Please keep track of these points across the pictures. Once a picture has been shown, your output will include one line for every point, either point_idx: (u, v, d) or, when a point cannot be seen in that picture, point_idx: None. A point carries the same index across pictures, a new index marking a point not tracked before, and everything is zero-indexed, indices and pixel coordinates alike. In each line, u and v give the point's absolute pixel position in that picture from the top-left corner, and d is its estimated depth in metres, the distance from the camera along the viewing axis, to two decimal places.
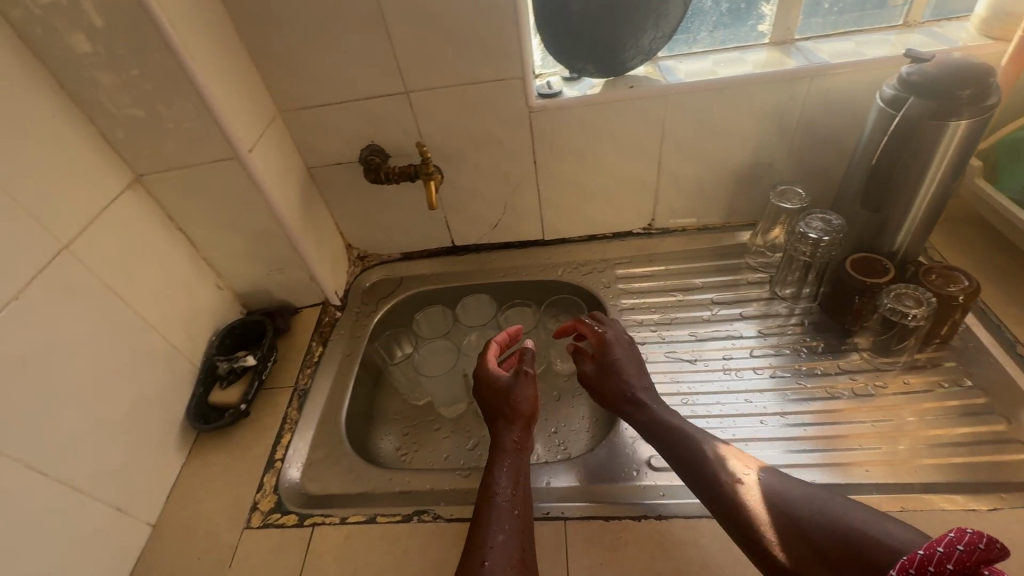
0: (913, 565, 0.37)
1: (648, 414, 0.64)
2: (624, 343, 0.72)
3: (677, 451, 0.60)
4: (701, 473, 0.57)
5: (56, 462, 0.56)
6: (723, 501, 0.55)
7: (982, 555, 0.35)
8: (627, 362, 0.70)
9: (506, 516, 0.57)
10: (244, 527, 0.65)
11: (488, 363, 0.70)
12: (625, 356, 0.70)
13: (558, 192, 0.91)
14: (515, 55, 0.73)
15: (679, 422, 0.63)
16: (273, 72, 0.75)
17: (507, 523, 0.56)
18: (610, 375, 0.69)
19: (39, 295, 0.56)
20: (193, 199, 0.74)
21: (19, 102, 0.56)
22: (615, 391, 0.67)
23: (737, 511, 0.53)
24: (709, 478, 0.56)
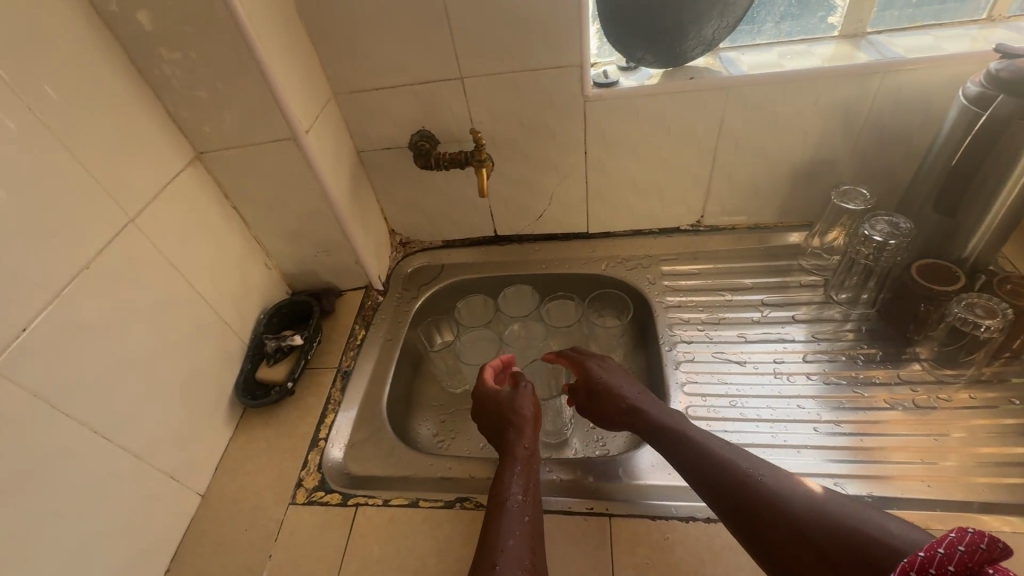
0: (913, 568, 0.35)
1: (647, 422, 0.64)
2: (604, 362, 0.73)
3: (683, 453, 0.59)
4: (705, 479, 0.56)
5: (120, 428, 0.58)
6: (729, 502, 0.53)
7: (984, 556, 0.33)
8: (608, 377, 0.69)
9: (518, 519, 0.56)
10: (289, 502, 0.66)
11: (484, 393, 0.72)
12: (611, 373, 0.70)
13: (607, 185, 0.89)
14: (574, 42, 0.72)
15: (682, 424, 0.62)
16: (331, 55, 0.76)
17: (518, 527, 0.55)
18: (599, 396, 0.69)
19: (108, 265, 0.57)
20: (249, 178, 0.75)
21: (95, 77, 0.57)
22: (614, 407, 0.67)
23: (744, 512, 0.51)
24: (715, 480, 0.55)
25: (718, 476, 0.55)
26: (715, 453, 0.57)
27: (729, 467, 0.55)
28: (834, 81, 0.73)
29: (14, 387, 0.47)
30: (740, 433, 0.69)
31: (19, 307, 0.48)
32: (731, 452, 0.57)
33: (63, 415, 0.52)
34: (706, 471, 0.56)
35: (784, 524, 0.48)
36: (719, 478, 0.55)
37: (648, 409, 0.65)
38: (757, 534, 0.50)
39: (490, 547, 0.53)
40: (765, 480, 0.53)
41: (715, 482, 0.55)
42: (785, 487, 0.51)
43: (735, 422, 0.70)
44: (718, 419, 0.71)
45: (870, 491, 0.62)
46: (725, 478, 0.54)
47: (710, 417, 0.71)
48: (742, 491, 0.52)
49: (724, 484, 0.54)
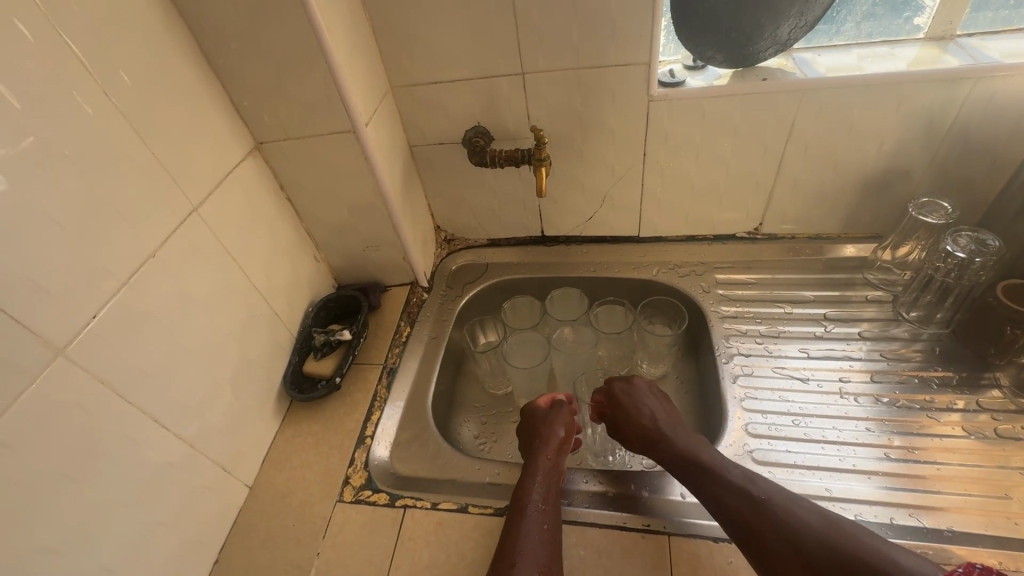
0: None
1: (664, 447, 0.62)
2: (630, 384, 0.71)
3: (695, 477, 0.57)
4: (718, 501, 0.54)
5: (178, 417, 0.57)
6: (737, 523, 0.52)
7: None
8: (629, 403, 0.68)
9: (537, 531, 0.55)
10: (337, 500, 0.66)
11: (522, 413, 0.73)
12: (632, 399, 0.68)
13: (663, 188, 0.86)
14: (644, 40, 0.69)
15: (696, 446, 0.60)
16: (392, 47, 0.74)
17: (536, 534, 0.55)
18: (621, 424, 0.68)
19: (174, 254, 0.57)
20: (306, 170, 0.74)
21: (168, 65, 0.57)
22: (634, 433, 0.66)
23: (755, 539, 0.50)
24: (727, 503, 0.53)
25: (729, 498, 0.53)
26: (728, 475, 0.55)
27: (742, 490, 0.53)
28: (919, 86, 0.69)
29: (82, 373, 0.47)
30: (805, 455, 0.66)
31: (91, 293, 0.48)
32: (744, 474, 0.55)
33: (127, 403, 0.51)
34: (717, 494, 0.54)
35: (796, 553, 0.48)
36: (729, 501, 0.53)
37: (670, 432, 0.63)
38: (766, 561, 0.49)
39: (504, 558, 0.52)
40: (777, 504, 0.51)
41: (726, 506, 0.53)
42: (799, 513, 0.50)
43: (800, 442, 0.67)
44: (781, 438, 0.68)
45: (949, 525, 0.58)
46: (735, 500, 0.53)
47: (772, 435, 0.68)
48: (753, 515, 0.51)
49: (734, 507, 0.53)
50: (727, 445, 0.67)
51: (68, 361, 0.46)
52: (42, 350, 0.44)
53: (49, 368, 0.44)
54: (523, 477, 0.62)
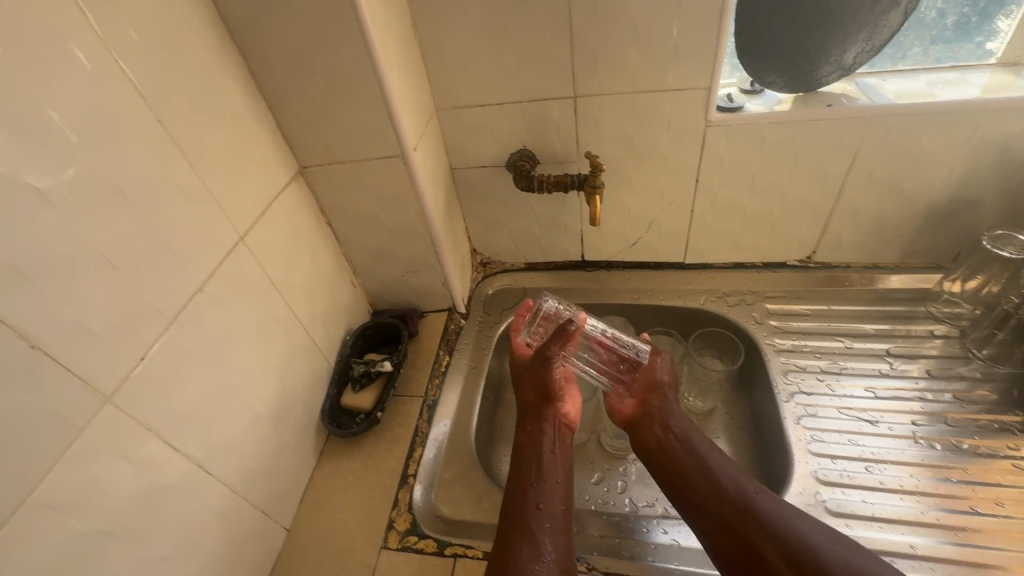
0: None
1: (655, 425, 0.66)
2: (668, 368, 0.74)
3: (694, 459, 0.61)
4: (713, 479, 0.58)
5: (221, 461, 0.54)
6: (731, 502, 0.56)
7: None
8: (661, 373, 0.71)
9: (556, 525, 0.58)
10: (381, 546, 0.62)
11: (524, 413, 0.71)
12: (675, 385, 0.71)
13: (713, 214, 0.83)
14: (707, 63, 0.66)
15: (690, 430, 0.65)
16: (441, 69, 0.72)
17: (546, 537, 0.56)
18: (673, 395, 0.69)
19: (219, 287, 0.54)
20: (348, 194, 0.72)
21: (219, 88, 0.54)
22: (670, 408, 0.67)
23: (745, 513, 0.55)
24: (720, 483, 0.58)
25: (720, 481, 0.58)
26: (720, 468, 0.59)
27: (727, 489, 0.57)
28: (996, 114, 0.65)
29: (128, 420, 0.44)
30: (883, 506, 0.62)
31: (141, 333, 0.45)
32: (731, 471, 0.59)
33: (172, 449, 0.48)
34: (711, 477, 0.59)
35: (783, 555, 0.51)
36: (716, 500, 0.57)
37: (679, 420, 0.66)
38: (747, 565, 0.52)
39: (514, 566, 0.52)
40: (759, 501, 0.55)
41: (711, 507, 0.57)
42: (783, 515, 0.54)
43: (875, 491, 0.63)
44: (855, 487, 0.63)
45: None
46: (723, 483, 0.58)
47: (846, 484, 0.64)
48: (743, 514, 0.55)
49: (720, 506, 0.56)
50: (798, 491, 0.64)
51: (116, 409, 0.43)
52: (89, 399, 0.41)
53: (97, 415, 0.41)
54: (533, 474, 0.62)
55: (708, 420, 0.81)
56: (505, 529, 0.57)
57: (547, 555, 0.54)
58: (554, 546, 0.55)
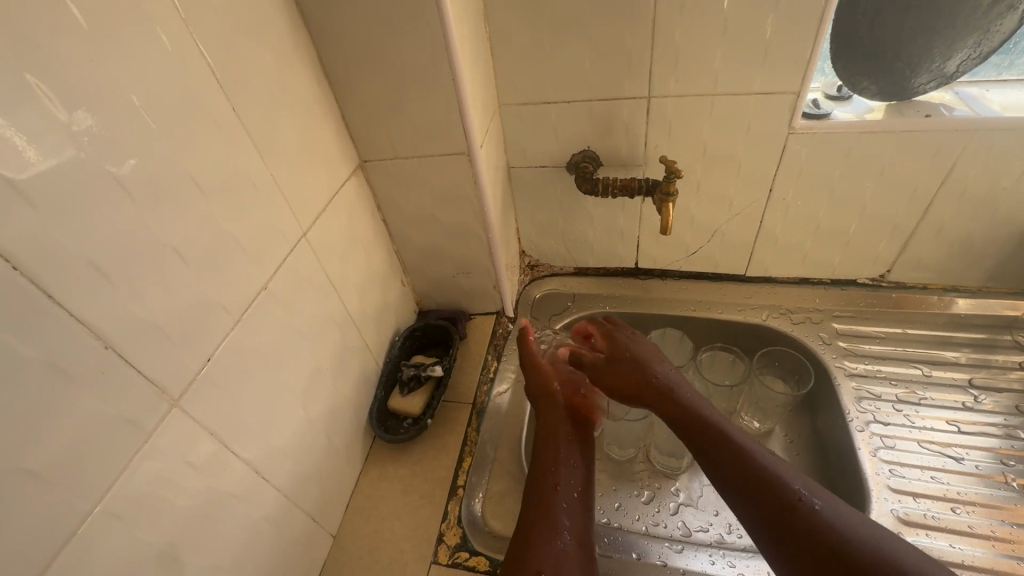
0: None
1: (659, 395, 0.59)
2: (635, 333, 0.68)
3: (698, 428, 0.54)
4: (726, 453, 0.51)
5: (276, 466, 0.52)
6: (764, 495, 0.47)
7: None
8: (645, 350, 0.64)
9: (573, 508, 0.58)
10: (431, 561, 0.60)
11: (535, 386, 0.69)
12: (639, 349, 0.65)
13: (783, 226, 0.78)
14: (798, 66, 0.62)
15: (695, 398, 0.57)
16: (510, 63, 0.68)
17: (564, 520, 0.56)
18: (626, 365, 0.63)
19: (281, 285, 0.52)
20: (407, 190, 0.69)
21: (290, 77, 0.52)
22: (634, 377, 0.61)
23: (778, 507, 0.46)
24: (736, 459, 0.50)
25: (736, 456, 0.50)
26: (736, 441, 0.51)
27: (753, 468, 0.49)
28: None
29: (195, 425, 0.42)
30: (973, 552, 0.58)
31: (207, 332, 0.43)
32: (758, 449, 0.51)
33: (233, 454, 0.46)
34: (721, 450, 0.51)
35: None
36: (761, 496, 0.47)
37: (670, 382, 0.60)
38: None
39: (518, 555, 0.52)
40: (825, 515, 0.45)
41: (764, 512, 0.47)
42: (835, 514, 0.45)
43: (965, 536, 0.60)
44: (941, 530, 0.60)
45: None
46: (739, 458, 0.50)
47: (930, 525, 0.60)
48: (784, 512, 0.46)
49: (779, 516, 0.46)
50: None
51: (181, 413, 0.40)
52: (157, 402, 0.38)
53: (163, 419, 0.39)
54: (549, 458, 0.62)
55: (766, 443, 0.76)
56: (521, 515, 0.57)
57: (565, 532, 0.55)
58: (572, 522, 0.56)
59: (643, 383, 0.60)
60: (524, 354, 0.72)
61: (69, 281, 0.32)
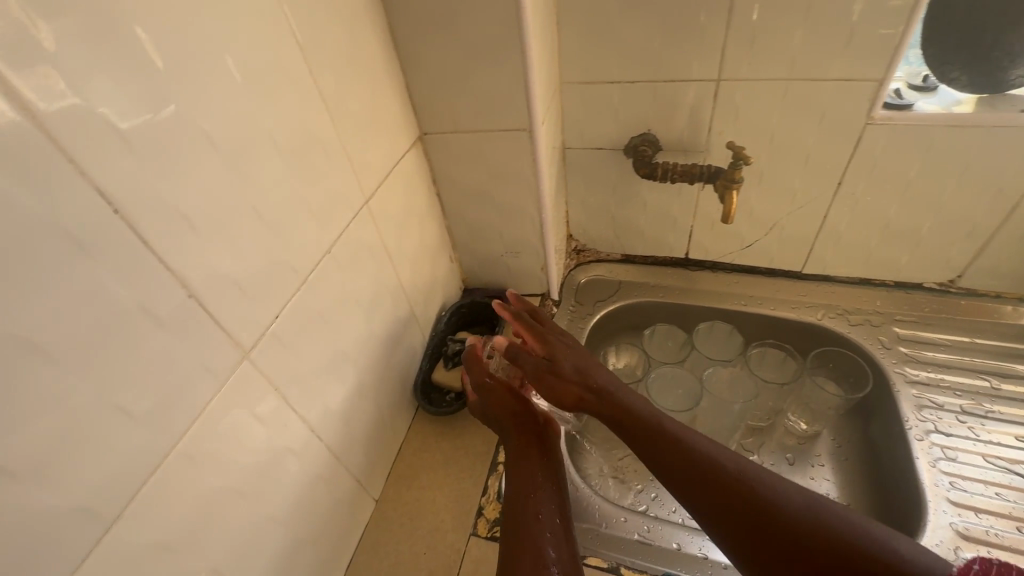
0: None
1: (595, 401, 0.56)
2: (562, 335, 0.62)
3: (635, 425, 0.54)
4: (660, 444, 0.51)
5: (329, 427, 0.53)
6: (704, 480, 0.48)
7: None
8: (571, 359, 0.58)
9: (554, 532, 0.53)
10: (471, 533, 0.60)
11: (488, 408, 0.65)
12: (567, 356, 0.59)
13: (848, 223, 0.75)
14: (885, 51, 0.58)
15: (619, 387, 0.57)
16: (576, 40, 0.67)
17: (551, 542, 0.52)
18: (560, 378, 0.57)
19: (343, 251, 0.53)
20: (463, 165, 0.68)
21: (362, 43, 0.52)
22: (572, 389, 0.57)
23: (718, 489, 0.48)
24: (672, 451, 0.50)
25: (670, 448, 0.51)
26: (666, 428, 0.52)
27: (686, 448, 0.50)
28: None
29: (262, 379, 0.43)
30: None
31: (277, 289, 0.44)
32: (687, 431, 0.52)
33: (293, 411, 0.47)
34: (658, 444, 0.51)
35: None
36: (703, 490, 0.48)
37: (605, 386, 0.56)
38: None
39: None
40: (757, 484, 0.48)
41: (709, 503, 0.48)
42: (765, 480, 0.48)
43: None
44: (1005, 548, 0.57)
45: None
46: (671, 448, 0.51)
47: (993, 543, 0.57)
48: (725, 490, 0.48)
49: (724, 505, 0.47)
50: (933, 542, 0.58)
51: (251, 365, 0.42)
52: (232, 352, 0.40)
53: (237, 369, 0.40)
54: (521, 481, 0.58)
55: (812, 445, 0.75)
56: (501, 547, 0.53)
57: (552, 565, 0.49)
58: (559, 553, 0.51)
59: (581, 396, 0.56)
60: (478, 375, 0.65)
61: (161, 229, 0.33)
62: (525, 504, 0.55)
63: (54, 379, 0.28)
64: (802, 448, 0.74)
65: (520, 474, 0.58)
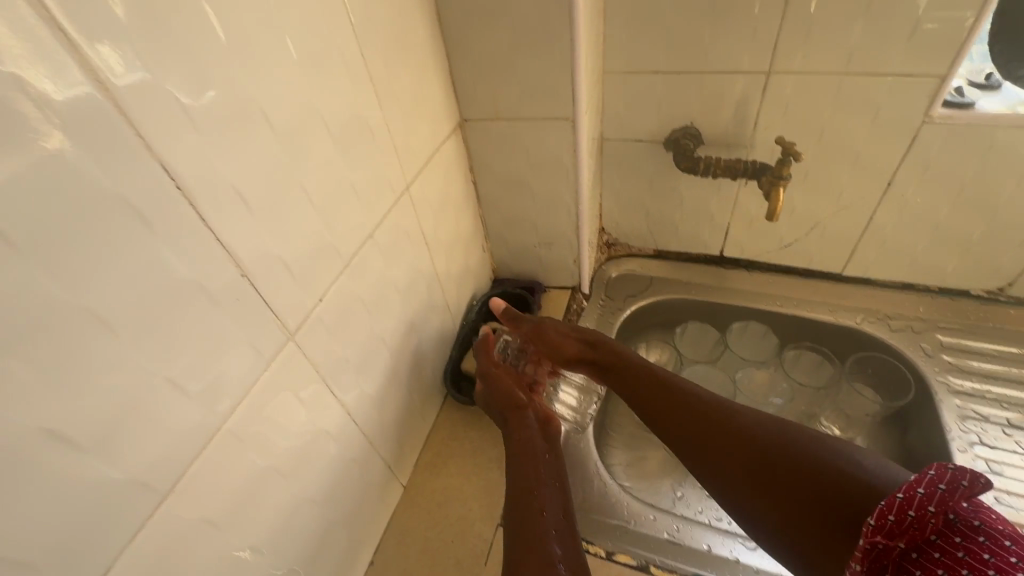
0: (891, 510, 0.35)
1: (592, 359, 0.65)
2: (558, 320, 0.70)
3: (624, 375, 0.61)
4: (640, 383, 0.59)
5: (364, 411, 0.53)
6: (675, 412, 0.55)
7: (962, 491, 0.35)
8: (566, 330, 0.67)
9: (560, 526, 0.48)
10: (499, 524, 0.60)
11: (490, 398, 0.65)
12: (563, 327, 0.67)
13: (895, 225, 0.72)
14: (951, 46, 0.56)
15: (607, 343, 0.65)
16: (623, 29, 0.65)
17: (556, 535, 0.48)
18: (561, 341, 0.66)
19: (384, 236, 0.52)
20: (502, 153, 0.68)
21: (411, 25, 0.51)
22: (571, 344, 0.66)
23: (690, 419, 0.54)
24: (648, 391, 0.58)
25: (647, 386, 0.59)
26: (646, 371, 0.60)
27: (663, 384, 0.58)
28: None
29: (305, 362, 0.43)
30: None
31: (322, 273, 0.44)
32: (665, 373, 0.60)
33: (332, 394, 0.47)
34: (639, 385, 0.59)
35: (846, 509, 0.43)
36: (705, 446, 0.52)
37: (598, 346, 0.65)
38: (834, 547, 0.43)
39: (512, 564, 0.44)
40: (727, 411, 0.53)
41: (685, 433, 0.54)
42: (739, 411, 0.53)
43: None
44: None
45: None
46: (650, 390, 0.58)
47: None
48: (699, 420, 0.53)
49: (732, 466, 0.50)
50: None
51: (295, 347, 0.42)
52: (278, 333, 0.40)
53: (282, 350, 0.40)
54: (524, 467, 0.55)
55: None
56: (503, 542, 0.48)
57: (560, 562, 0.44)
58: (566, 552, 0.45)
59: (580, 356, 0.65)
60: (485, 363, 0.66)
61: (220, 208, 0.33)
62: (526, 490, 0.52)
63: (117, 351, 0.29)
64: None
65: (522, 460, 0.56)
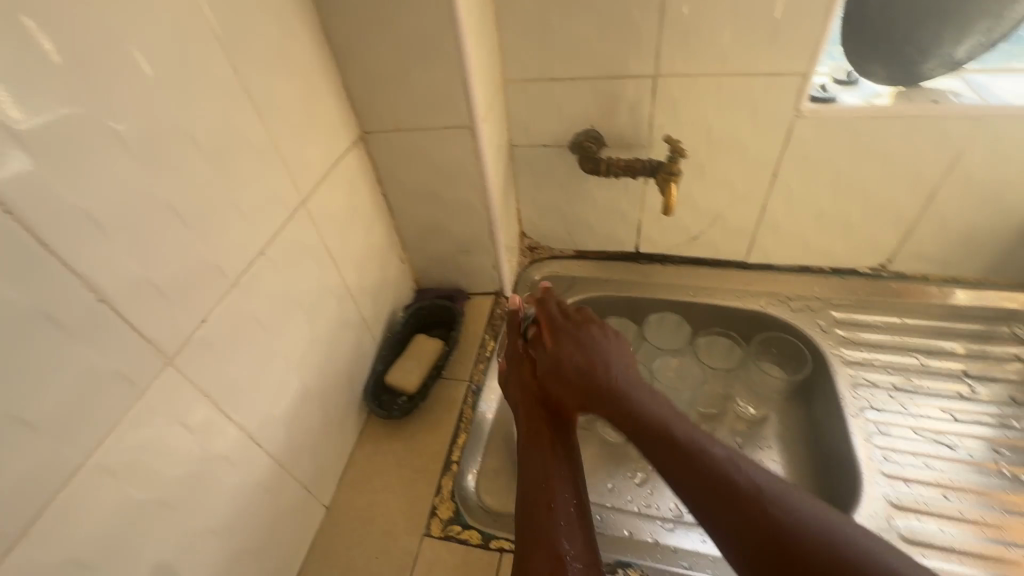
0: None
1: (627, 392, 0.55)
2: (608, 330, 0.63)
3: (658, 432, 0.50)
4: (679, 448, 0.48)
5: (270, 433, 0.52)
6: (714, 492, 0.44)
7: None
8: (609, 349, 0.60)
9: (570, 519, 0.53)
10: (425, 534, 0.60)
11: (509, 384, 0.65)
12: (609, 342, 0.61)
13: (785, 212, 0.78)
14: (806, 45, 0.61)
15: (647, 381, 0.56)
16: (516, 39, 0.68)
17: (569, 531, 0.52)
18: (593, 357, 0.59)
19: (279, 252, 0.51)
20: (407, 164, 0.68)
21: (292, 40, 0.51)
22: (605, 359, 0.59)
23: (732, 501, 0.43)
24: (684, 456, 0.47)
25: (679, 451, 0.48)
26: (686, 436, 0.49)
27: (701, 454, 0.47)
28: None
29: (191, 388, 0.41)
30: (959, 536, 0.60)
31: (204, 293, 0.42)
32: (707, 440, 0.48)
33: (227, 419, 0.46)
34: (669, 447, 0.49)
35: None
36: (726, 512, 0.43)
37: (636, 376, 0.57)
38: None
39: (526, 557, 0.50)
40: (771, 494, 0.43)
41: (719, 512, 0.44)
42: (789, 501, 0.43)
43: (954, 521, 0.62)
44: (932, 514, 0.62)
45: None
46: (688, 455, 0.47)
47: (920, 506, 0.62)
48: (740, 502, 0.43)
49: (748, 538, 0.42)
50: (869, 513, 0.62)
51: (175, 372, 0.40)
52: (151, 360, 0.38)
53: (157, 377, 0.39)
54: (530, 467, 0.57)
55: (760, 427, 0.77)
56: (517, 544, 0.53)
57: (573, 561, 0.50)
58: (574, 545, 0.51)
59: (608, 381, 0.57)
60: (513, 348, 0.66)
61: (65, 232, 0.32)
62: (540, 491, 0.55)
63: None
64: (751, 432, 0.76)
65: (530, 458, 0.58)
